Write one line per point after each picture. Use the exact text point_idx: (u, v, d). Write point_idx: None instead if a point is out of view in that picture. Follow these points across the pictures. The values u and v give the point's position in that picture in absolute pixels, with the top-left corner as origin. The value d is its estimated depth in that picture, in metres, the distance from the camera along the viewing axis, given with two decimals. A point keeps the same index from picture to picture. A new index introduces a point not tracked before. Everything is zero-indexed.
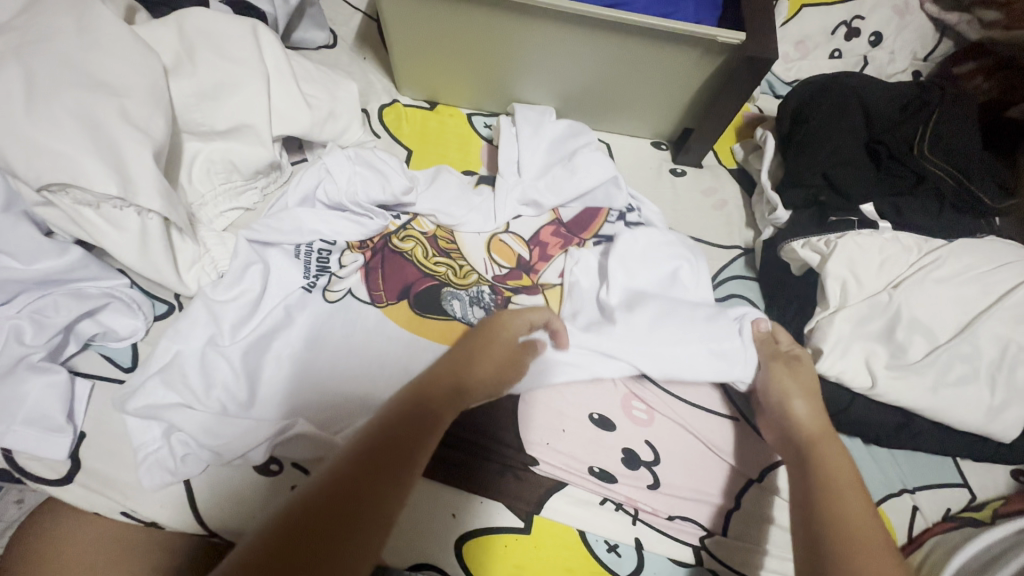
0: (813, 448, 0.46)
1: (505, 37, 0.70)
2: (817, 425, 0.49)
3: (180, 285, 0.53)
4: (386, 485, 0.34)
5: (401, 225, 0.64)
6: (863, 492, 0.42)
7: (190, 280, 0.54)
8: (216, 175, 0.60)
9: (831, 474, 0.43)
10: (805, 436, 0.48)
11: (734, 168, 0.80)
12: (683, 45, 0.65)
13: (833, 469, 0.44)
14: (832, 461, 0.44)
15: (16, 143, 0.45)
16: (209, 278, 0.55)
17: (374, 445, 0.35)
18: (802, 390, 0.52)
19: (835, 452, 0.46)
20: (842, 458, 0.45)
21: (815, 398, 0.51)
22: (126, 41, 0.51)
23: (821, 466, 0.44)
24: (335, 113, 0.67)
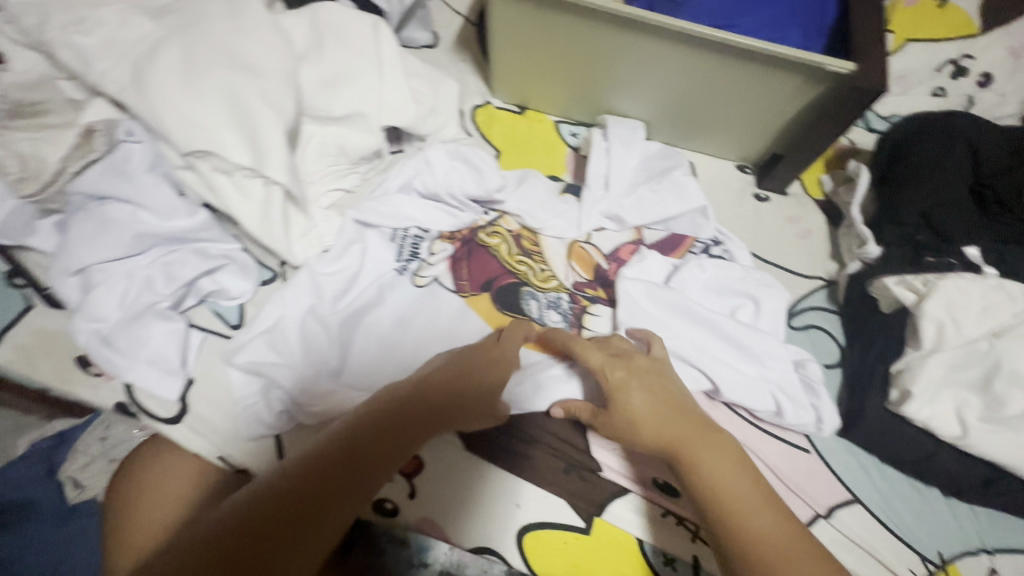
0: (688, 465, 0.48)
1: (606, 48, 0.71)
2: (676, 425, 0.50)
3: (290, 254, 0.56)
4: (330, 523, 0.41)
5: (490, 221, 0.66)
6: (761, 510, 0.46)
7: (298, 251, 0.57)
8: (325, 158, 0.63)
9: (723, 501, 0.46)
10: (677, 447, 0.49)
11: (820, 199, 0.78)
12: (786, 72, 0.65)
13: (719, 489, 0.47)
14: (714, 484, 0.47)
15: (173, 113, 0.50)
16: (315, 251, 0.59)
17: (292, 504, 0.40)
18: (644, 397, 0.51)
19: (708, 463, 0.48)
20: (716, 468, 0.48)
21: (688, 410, 0.51)
22: (269, 27, 0.56)
23: (710, 493, 0.47)
24: (437, 109, 0.70)
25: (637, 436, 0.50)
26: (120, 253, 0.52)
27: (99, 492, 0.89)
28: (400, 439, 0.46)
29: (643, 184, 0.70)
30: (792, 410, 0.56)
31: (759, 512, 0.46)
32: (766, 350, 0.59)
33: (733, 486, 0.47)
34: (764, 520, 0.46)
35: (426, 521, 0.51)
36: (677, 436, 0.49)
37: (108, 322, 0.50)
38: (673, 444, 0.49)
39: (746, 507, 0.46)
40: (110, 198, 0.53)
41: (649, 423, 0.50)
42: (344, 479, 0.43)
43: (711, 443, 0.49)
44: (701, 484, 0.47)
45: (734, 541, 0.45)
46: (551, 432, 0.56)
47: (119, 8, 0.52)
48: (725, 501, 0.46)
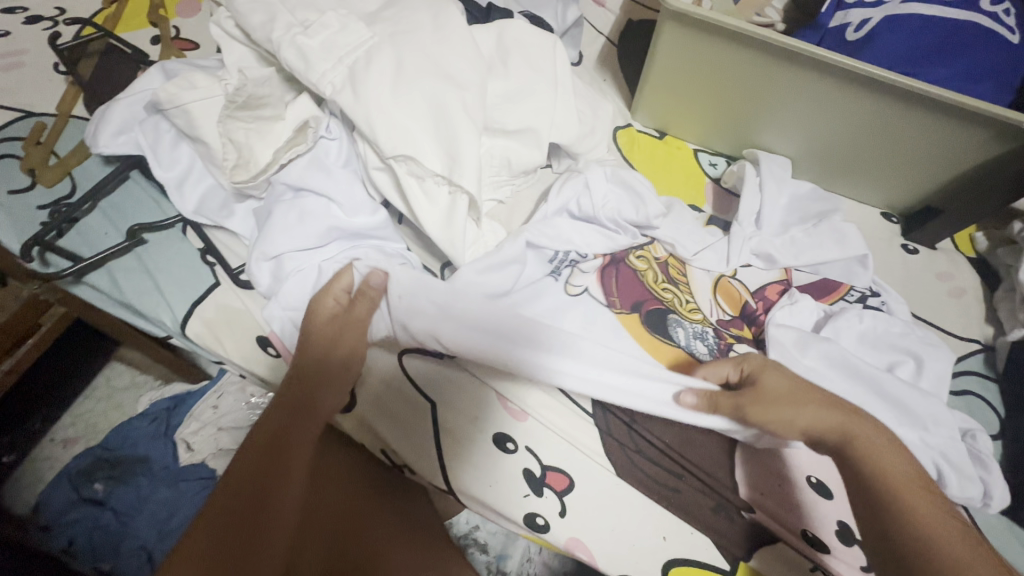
0: (861, 457, 0.47)
1: (771, 83, 0.71)
2: (860, 428, 0.49)
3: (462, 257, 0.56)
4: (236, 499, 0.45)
5: (640, 245, 0.66)
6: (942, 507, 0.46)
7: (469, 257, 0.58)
8: (490, 167, 0.65)
9: (898, 491, 0.45)
10: (859, 442, 0.48)
11: (973, 256, 0.75)
12: (972, 123, 0.63)
13: (897, 483, 0.46)
14: (881, 467, 0.47)
15: (386, 121, 0.53)
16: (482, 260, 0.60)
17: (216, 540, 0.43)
18: (788, 381, 0.51)
19: (895, 465, 0.47)
20: (906, 469, 0.47)
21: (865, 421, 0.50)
22: (466, 41, 0.58)
23: (890, 490, 0.46)
24: (594, 129, 0.71)
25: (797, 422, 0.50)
26: (312, 243, 0.55)
27: (207, 458, 0.93)
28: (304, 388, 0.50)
29: (794, 225, 0.69)
30: (954, 480, 0.54)
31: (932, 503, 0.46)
32: (932, 414, 0.56)
33: (907, 485, 0.46)
34: (935, 510, 0.45)
35: (574, 540, 0.53)
36: (851, 425, 0.49)
37: (301, 309, 0.54)
38: (850, 437, 0.48)
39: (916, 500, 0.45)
40: (307, 190, 0.56)
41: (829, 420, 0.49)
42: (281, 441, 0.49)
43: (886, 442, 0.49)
44: (877, 478, 0.46)
45: (914, 532, 0.43)
46: (702, 471, 0.54)
47: (339, 15, 0.56)
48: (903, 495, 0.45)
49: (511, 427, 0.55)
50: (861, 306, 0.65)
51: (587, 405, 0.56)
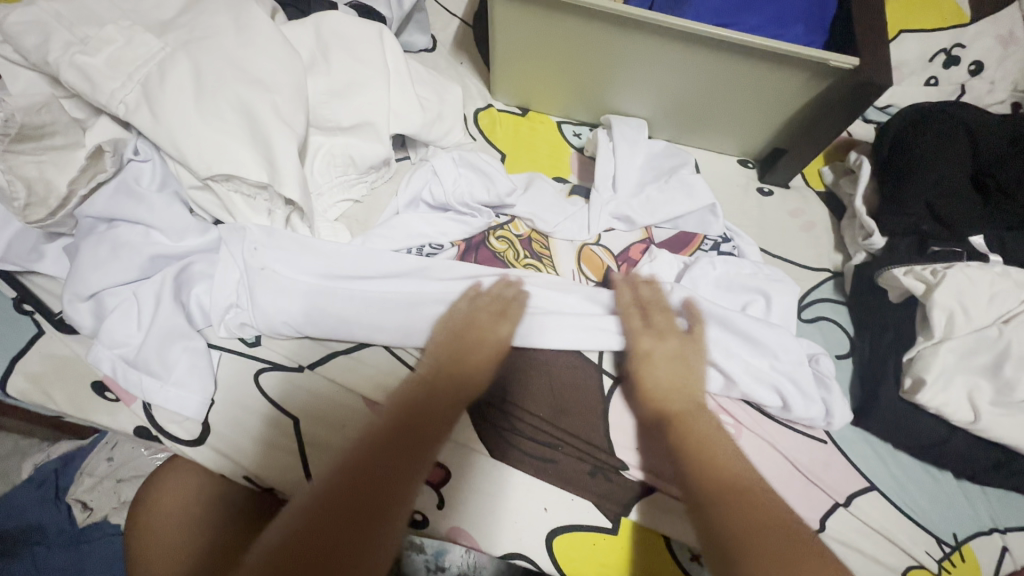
0: (682, 427, 0.52)
1: (610, 48, 0.72)
2: (681, 396, 0.54)
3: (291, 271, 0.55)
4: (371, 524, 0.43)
5: (499, 225, 0.66)
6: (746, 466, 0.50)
7: None
8: (336, 168, 0.63)
9: (710, 458, 0.49)
10: (675, 412, 0.53)
11: (821, 190, 0.79)
12: (791, 68, 0.66)
13: (698, 445, 0.50)
14: (725, 458, 0.50)
15: (188, 133, 0.50)
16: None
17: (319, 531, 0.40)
18: (673, 346, 0.56)
19: (698, 424, 0.52)
20: (707, 424, 0.52)
21: (683, 348, 0.56)
22: (275, 40, 0.55)
23: (698, 446, 0.50)
24: (442, 115, 0.70)
25: (642, 382, 0.56)
26: (134, 276, 0.51)
27: (109, 514, 0.87)
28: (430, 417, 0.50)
29: (650, 183, 0.71)
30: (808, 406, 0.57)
31: (725, 447, 0.51)
32: (780, 343, 0.58)
33: (718, 447, 0.51)
34: (742, 467, 0.50)
35: (456, 529, 0.53)
36: (707, 458, 0.50)
37: (129, 344, 0.50)
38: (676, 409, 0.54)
39: (684, 408, 0.54)
40: (120, 219, 0.52)
41: (648, 386, 0.55)
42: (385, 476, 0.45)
43: (702, 416, 0.53)
44: (694, 445, 0.51)
45: (728, 521, 0.45)
46: (576, 438, 0.56)
47: (123, 27, 0.52)
48: (689, 429, 0.52)
49: None
50: (715, 253, 0.68)
51: None
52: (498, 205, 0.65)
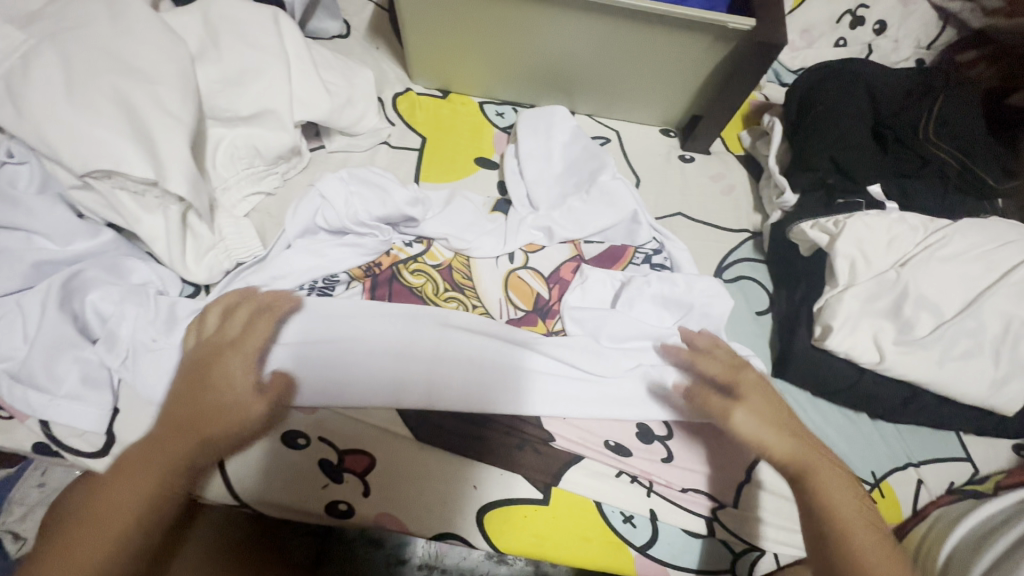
0: (805, 480, 0.48)
1: (519, 22, 0.71)
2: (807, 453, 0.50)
3: (186, 270, 0.54)
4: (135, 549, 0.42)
5: (412, 255, 0.62)
6: (855, 506, 0.47)
7: (201, 267, 0.55)
8: (239, 160, 0.61)
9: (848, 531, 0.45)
10: (811, 468, 0.49)
11: (741, 154, 0.81)
12: (692, 33, 0.67)
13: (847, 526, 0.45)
14: (832, 500, 0.47)
15: (59, 128, 0.47)
16: (222, 267, 0.56)
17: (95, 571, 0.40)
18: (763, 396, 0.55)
19: (838, 489, 0.48)
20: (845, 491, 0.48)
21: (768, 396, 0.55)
22: (154, 27, 0.53)
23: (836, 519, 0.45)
24: (353, 100, 0.68)
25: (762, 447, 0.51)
26: (17, 285, 0.50)
27: None
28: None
29: (571, 193, 0.69)
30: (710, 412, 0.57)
31: (860, 509, 0.47)
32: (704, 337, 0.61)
33: (855, 518, 0.46)
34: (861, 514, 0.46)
35: (383, 516, 0.52)
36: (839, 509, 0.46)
37: (16, 356, 0.48)
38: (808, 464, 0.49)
39: (802, 459, 0.50)
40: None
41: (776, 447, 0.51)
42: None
43: (825, 467, 0.50)
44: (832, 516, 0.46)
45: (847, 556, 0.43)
46: (502, 415, 0.56)
47: None
48: (818, 479, 0.48)
49: (298, 422, 0.53)
50: (647, 266, 0.67)
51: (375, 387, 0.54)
52: (406, 223, 0.62)
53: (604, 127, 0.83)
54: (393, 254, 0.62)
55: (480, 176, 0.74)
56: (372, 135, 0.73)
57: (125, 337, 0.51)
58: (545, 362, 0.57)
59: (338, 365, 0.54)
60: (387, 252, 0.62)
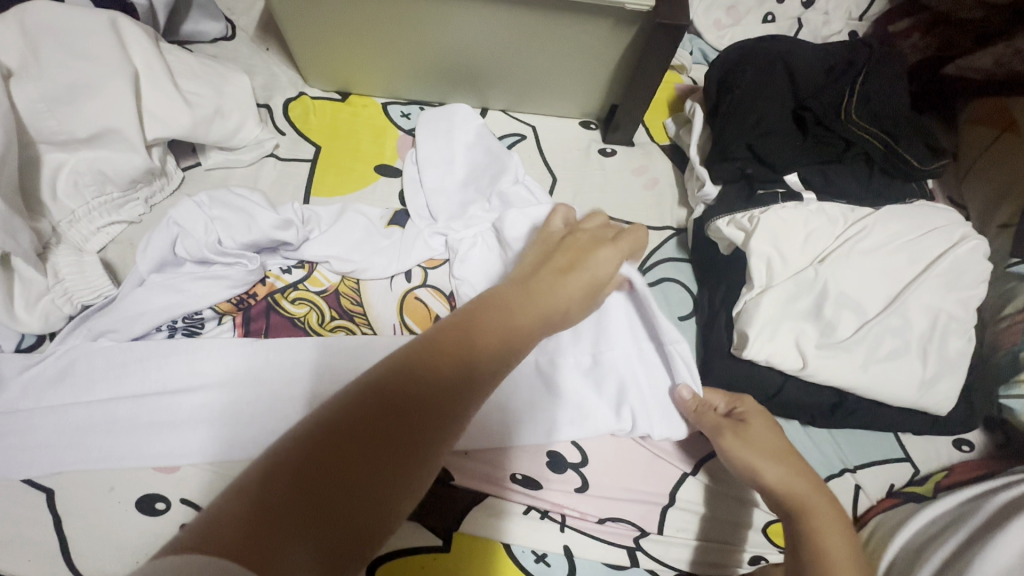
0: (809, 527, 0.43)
1: (407, 14, 0.65)
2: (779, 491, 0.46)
3: (15, 321, 0.47)
4: None
5: (291, 282, 0.56)
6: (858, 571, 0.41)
7: (34, 316, 0.48)
8: (86, 188, 0.54)
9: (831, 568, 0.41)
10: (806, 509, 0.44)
11: (666, 143, 0.76)
12: (593, 17, 0.61)
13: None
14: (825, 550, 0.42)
15: None
16: (61, 313, 0.49)
17: None
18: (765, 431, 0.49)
19: (834, 536, 0.43)
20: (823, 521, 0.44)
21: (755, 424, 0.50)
22: None
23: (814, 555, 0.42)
24: (223, 111, 0.61)
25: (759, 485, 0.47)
26: None
27: None
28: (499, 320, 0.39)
29: (472, 201, 0.63)
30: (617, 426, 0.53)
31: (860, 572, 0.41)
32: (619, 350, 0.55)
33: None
34: None
35: None
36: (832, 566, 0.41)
37: None
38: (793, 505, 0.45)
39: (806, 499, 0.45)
40: None
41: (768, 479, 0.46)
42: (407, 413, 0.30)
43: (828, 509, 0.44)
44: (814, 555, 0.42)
45: None
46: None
47: None
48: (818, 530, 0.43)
49: (158, 484, 0.46)
50: None
51: (240, 440, 0.47)
52: (282, 246, 0.56)
53: (519, 123, 0.77)
54: (269, 283, 0.56)
55: (380, 186, 0.68)
56: (255, 147, 0.66)
57: None
58: None
59: (200, 421, 0.47)
60: (262, 280, 0.55)
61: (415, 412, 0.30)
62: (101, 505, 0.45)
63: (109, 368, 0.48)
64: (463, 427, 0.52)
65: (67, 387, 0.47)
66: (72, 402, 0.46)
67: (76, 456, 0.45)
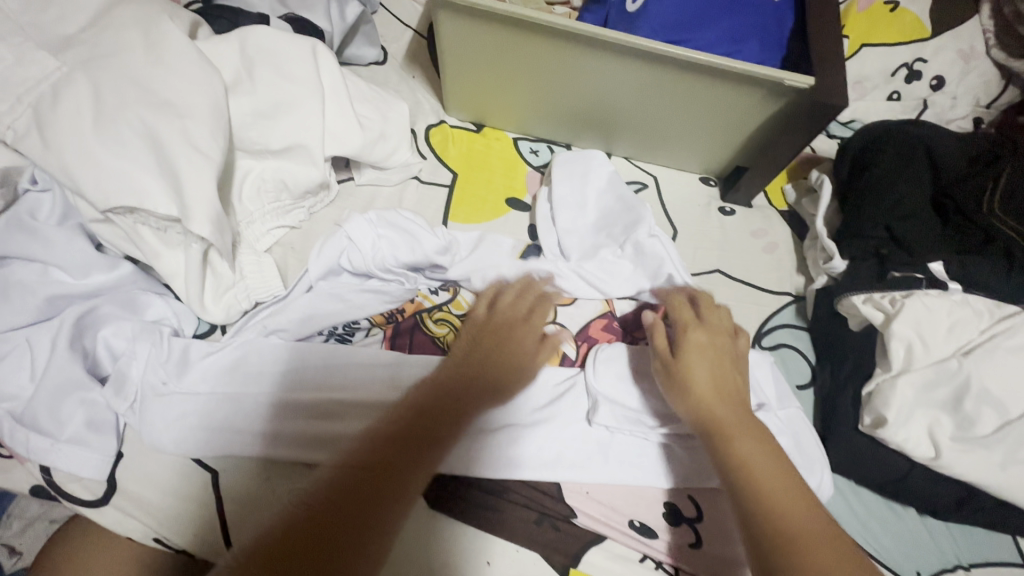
0: (726, 439, 0.47)
1: (560, 65, 0.68)
2: (732, 406, 0.49)
3: (205, 312, 0.52)
4: None
5: (438, 304, 0.60)
6: (779, 467, 0.45)
7: (218, 309, 0.53)
8: (266, 194, 0.59)
9: (756, 476, 0.44)
10: (717, 421, 0.48)
11: (784, 210, 0.77)
12: (745, 86, 0.63)
13: (757, 469, 0.45)
14: (746, 459, 0.45)
15: (84, 165, 0.45)
16: (240, 307, 0.54)
17: None
18: (705, 356, 0.51)
19: (753, 443, 0.46)
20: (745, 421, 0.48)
21: (730, 351, 0.53)
22: (190, 58, 0.51)
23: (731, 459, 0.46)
24: (385, 134, 0.66)
25: (699, 403, 0.48)
26: (28, 319, 0.47)
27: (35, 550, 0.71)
28: (435, 425, 0.47)
29: (604, 246, 0.66)
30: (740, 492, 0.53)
31: (775, 468, 0.45)
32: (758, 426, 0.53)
33: (766, 470, 0.45)
34: (791, 497, 0.43)
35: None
36: (750, 468, 0.45)
37: (20, 397, 0.46)
38: (715, 421, 0.48)
39: (726, 418, 0.48)
40: (11, 257, 0.48)
41: (704, 394, 0.49)
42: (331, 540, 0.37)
43: (748, 424, 0.48)
44: (739, 459, 0.45)
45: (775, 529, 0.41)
46: (508, 480, 0.53)
47: (14, 43, 0.47)
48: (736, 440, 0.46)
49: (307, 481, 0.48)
50: None
51: None
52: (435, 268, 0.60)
53: (641, 171, 0.80)
54: (418, 301, 0.60)
55: (510, 219, 0.72)
56: (403, 170, 0.71)
57: (135, 377, 0.49)
58: (564, 428, 0.55)
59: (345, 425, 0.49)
60: (412, 298, 0.60)
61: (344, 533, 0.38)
62: (249, 491, 0.47)
63: (274, 364, 0.51)
64: (588, 467, 0.54)
65: (236, 377, 0.50)
66: (241, 391, 0.50)
67: (229, 441, 0.48)
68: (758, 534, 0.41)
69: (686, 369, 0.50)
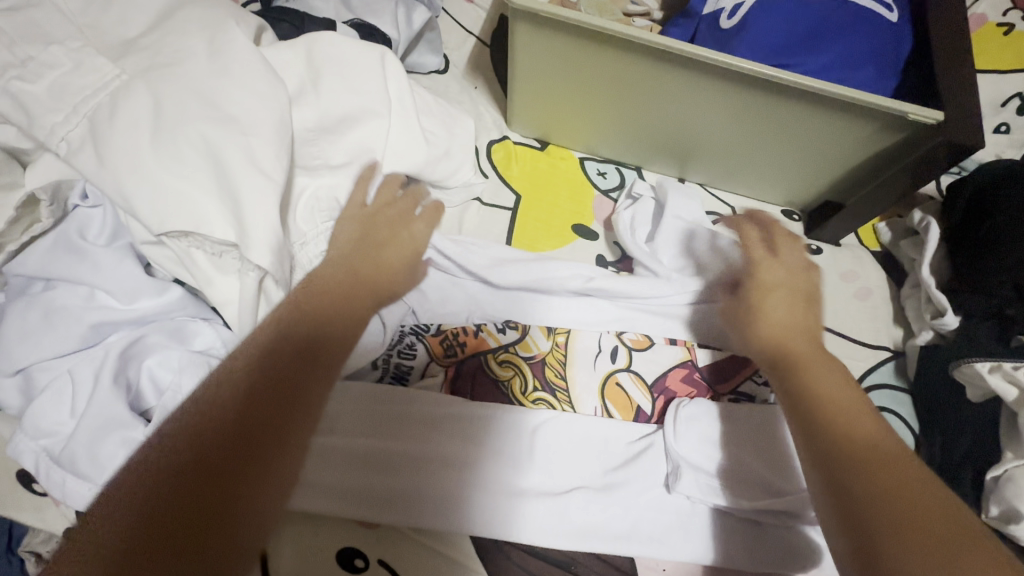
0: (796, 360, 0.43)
1: (642, 86, 0.61)
2: (799, 335, 0.45)
3: None
4: None
5: (503, 345, 0.55)
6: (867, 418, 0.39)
7: None
8: (319, 214, 0.53)
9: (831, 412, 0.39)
10: (789, 347, 0.45)
11: (876, 251, 0.70)
12: (857, 118, 0.56)
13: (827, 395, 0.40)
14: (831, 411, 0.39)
15: (143, 186, 0.42)
16: None
17: None
18: (787, 297, 0.48)
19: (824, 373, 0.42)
20: (823, 359, 0.44)
21: (808, 285, 0.49)
22: (255, 67, 0.46)
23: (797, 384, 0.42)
24: (451, 151, 0.61)
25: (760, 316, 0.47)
26: (71, 347, 0.44)
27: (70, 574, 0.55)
28: (301, 376, 0.37)
29: None
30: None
31: (858, 421, 0.38)
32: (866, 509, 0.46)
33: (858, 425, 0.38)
34: (889, 454, 0.36)
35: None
36: (828, 412, 0.39)
37: (58, 434, 0.43)
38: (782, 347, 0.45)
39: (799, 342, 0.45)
40: (58, 279, 0.45)
41: (773, 326, 0.46)
42: (231, 483, 0.31)
43: (821, 360, 0.43)
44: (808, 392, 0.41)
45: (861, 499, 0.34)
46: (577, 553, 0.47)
47: (73, 48, 0.44)
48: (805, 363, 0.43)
49: (359, 538, 0.45)
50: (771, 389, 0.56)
51: (440, 517, 0.46)
52: (500, 302, 0.55)
53: (718, 202, 0.74)
54: (482, 337, 0.55)
55: (578, 247, 0.67)
56: (464, 190, 0.66)
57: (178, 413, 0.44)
58: (639, 494, 0.49)
59: (407, 480, 0.47)
60: (476, 333, 0.56)
61: (243, 478, 0.31)
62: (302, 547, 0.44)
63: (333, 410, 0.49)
64: (665, 543, 0.47)
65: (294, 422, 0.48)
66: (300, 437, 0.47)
67: None
68: (846, 500, 0.34)
69: (760, 302, 0.48)
